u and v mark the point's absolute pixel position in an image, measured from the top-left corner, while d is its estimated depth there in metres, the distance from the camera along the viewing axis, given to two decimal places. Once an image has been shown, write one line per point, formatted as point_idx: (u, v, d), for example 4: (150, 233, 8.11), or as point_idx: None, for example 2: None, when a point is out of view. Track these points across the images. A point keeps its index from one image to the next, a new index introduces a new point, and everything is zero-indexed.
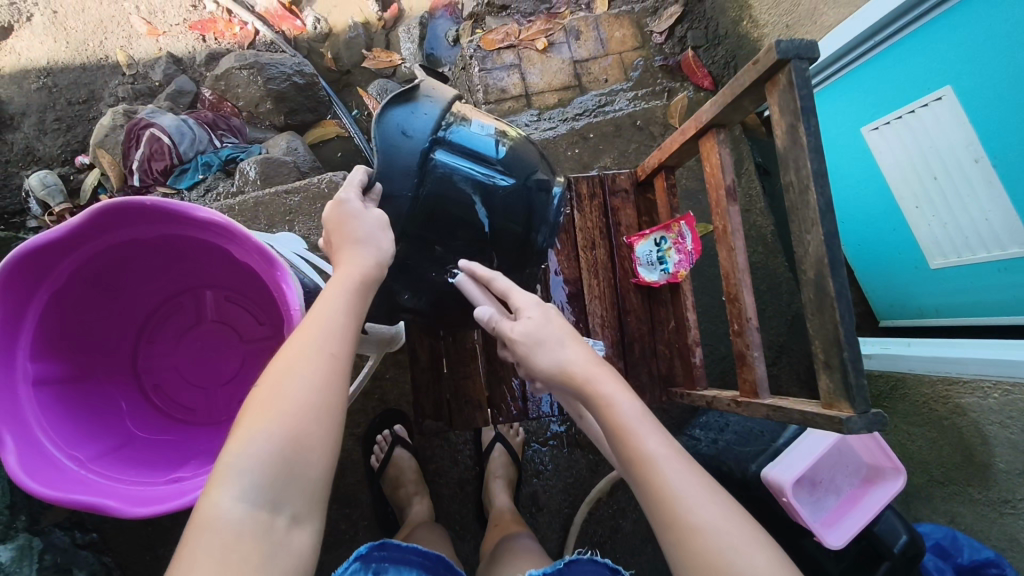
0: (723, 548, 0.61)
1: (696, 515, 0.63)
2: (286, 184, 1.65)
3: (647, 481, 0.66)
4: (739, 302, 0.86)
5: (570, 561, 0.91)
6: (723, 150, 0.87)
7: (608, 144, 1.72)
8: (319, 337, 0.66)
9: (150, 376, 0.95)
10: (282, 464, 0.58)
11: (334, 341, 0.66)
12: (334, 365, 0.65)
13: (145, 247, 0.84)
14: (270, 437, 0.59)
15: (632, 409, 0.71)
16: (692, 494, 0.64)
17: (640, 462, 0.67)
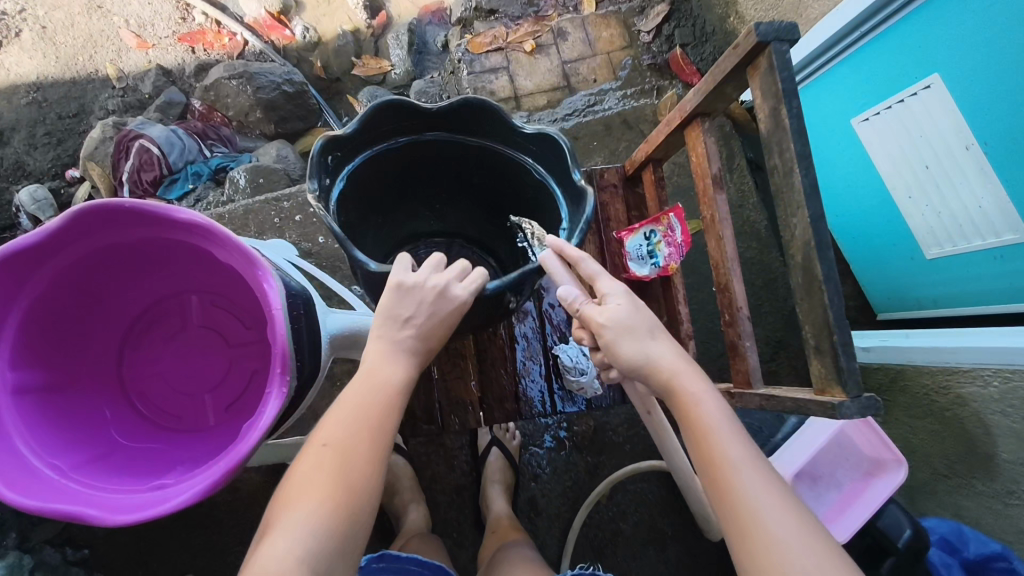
0: (805, 567, 0.55)
1: (777, 529, 0.57)
2: (277, 191, 1.64)
3: (724, 487, 0.61)
4: (729, 292, 0.84)
5: None
6: (709, 139, 0.86)
7: (597, 143, 1.70)
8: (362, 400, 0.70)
9: (135, 383, 0.94)
10: (336, 531, 0.61)
11: (383, 405, 0.70)
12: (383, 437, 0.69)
13: (128, 251, 0.83)
14: (324, 509, 0.62)
15: (717, 416, 0.65)
16: (771, 508, 0.58)
17: (719, 468, 0.62)
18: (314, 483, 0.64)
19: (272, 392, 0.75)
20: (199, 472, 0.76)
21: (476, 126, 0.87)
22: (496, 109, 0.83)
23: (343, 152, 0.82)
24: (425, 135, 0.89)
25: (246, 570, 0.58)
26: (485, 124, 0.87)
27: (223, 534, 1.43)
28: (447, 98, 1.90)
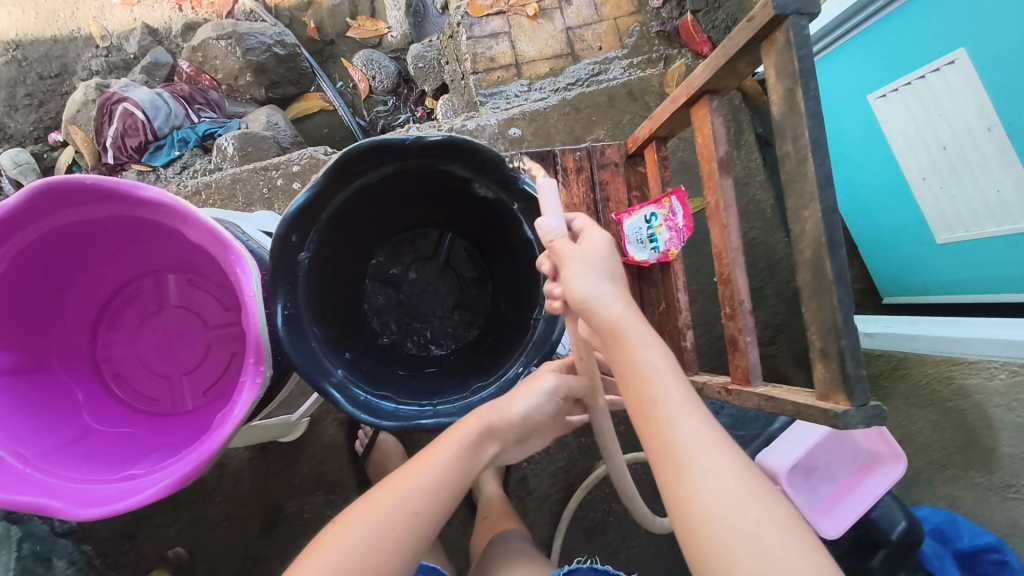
0: (726, 494, 0.58)
1: (706, 460, 0.60)
2: (266, 160, 1.58)
3: (659, 421, 0.64)
4: (731, 283, 0.79)
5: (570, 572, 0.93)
6: (717, 119, 0.80)
7: (600, 115, 1.63)
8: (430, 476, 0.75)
9: (109, 363, 0.90)
10: None
11: (428, 490, 0.75)
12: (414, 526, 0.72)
13: (95, 228, 0.78)
14: None
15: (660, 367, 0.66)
16: (703, 441, 0.61)
17: (655, 405, 0.64)
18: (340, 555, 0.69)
19: (245, 383, 0.71)
20: (171, 462, 0.73)
21: (469, 165, 0.81)
22: (486, 148, 0.78)
23: (299, 223, 0.78)
24: (395, 168, 0.82)
25: None
26: (481, 168, 0.81)
27: (212, 508, 1.43)
28: (445, 64, 1.82)
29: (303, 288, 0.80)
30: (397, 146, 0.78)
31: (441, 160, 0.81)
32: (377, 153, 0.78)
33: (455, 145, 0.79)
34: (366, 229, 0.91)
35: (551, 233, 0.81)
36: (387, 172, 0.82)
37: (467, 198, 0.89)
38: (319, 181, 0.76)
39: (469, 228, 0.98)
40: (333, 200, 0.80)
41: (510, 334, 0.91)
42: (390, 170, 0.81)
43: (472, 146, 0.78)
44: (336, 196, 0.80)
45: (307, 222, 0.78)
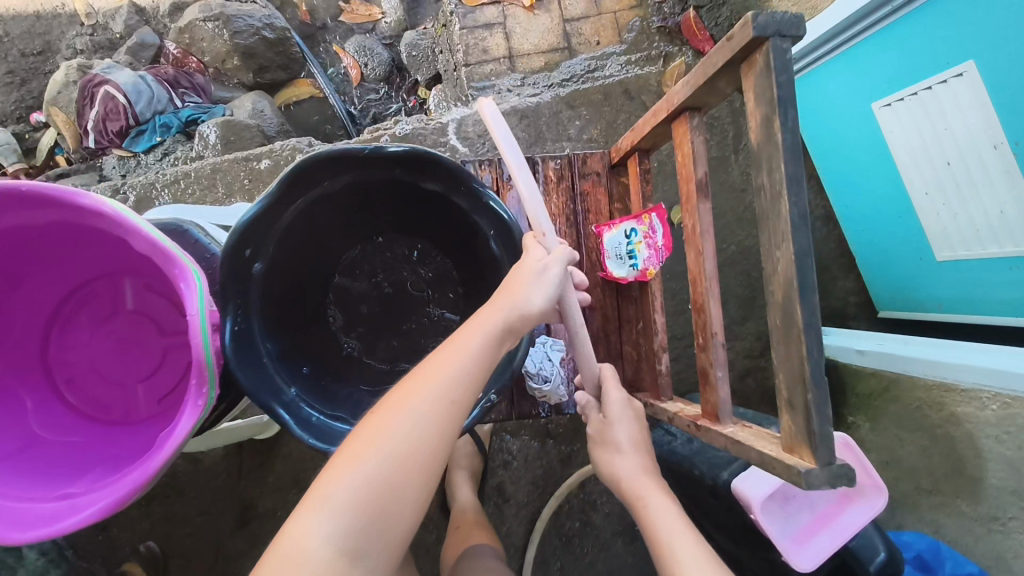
0: None
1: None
2: (249, 149, 1.54)
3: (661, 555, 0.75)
4: (705, 313, 0.75)
5: None
6: (697, 138, 0.75)
7: (594, 114, 1.57)
8: (447, 387, 0.65)
9: (61, 369, 0.87)
10: (376, 505, 0.59)
11: (464, 379, 0.66)
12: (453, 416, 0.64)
13: (40, 233, 0.75)
14: (370, 479, 0.60)
15: (665, 508, 0.80)
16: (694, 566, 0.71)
17: (659, 550, 0.76)
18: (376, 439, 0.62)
19: (187, 404, 0.69)
20: (112, 480, 0.71)
21: (432, 176, 0.80)
22: (448, 160, 0.77)
23: (255, 237, 0.75)
24: (353, 179, 0.80)
25: (284, 529, 0.59)
26: (444, 179, 0.80)
27: (183, 504, 1.41)
28: (439, 53, 1.76)
29: (255, 300, 0.78)
30: (357, 156, 0.76)
31: (403, 170, 0.79)
32: (337, 162, 0.76)
33: (418, 156, 0.77)
34: (326, 239, 0.89)
35: (515, 249, 0.79)
36: (348, 180, 0.79)
37: (433, 210, 0.87)
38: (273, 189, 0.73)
39: (438, 239, 0.95)
40: (290, 208, 0.77)
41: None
42: (351, 178, 0.79)
43: (434, 157, 0.77)
44: (293, 204, 0.77)
45: (261, 234, 0.76)
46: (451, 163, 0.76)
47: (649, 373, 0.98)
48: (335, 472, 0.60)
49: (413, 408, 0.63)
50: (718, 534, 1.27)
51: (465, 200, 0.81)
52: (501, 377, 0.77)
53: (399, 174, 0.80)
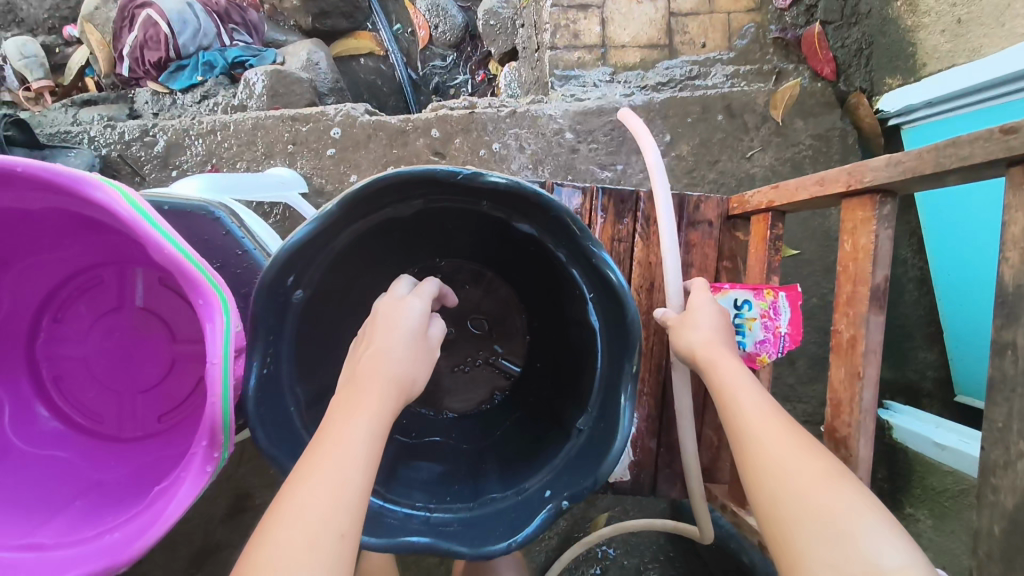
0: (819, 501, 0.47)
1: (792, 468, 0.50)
2: (297, 107, 1.37)
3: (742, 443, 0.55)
4: (848, 452, 0.60)
5: None
6: (884, 231, 0.57)
7: (688, 128, 1.38)
8: (338, 501, 0.46)
9: (50, 364, 0.74)
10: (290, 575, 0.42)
11: (371, 429, 0.50)
12: (363, 452, 0.49)
13: (37, 216, 0.60)
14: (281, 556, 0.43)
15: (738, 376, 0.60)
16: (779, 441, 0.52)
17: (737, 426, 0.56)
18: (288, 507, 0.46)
19: (192, 464, 0.55)
20: (90, 535, 0.58)
21: (530, 215, 0.62)
22: (556, 203, 0.58)
23: (301, 263, 0.60)
24: (434, 202, 0.63)
25: None
26: (545, 222, 0.62)
27: None
28: (520, 26, 1.56)
29: (289, 335, 0.62)
30: (443, 180, 0.59)
31: (495, 203, 0.62)
32: (416, 184, 0.59)
33: (520, 192, 0.58)
34: (385, 258, 0.73)
35: (621, 328, 0.60)
36: (425, 203, 0.63)
37: (521, 248, 0.70)
38: (329, 211, 0.57)
39: (516, 273, 0.79)
40: (347, 230, 0.62)
41: (542, 425, 0.73)
42: (427, 202, 0.62)
43: (541, 197, 0.58)
44: (353, 224, 0.62)
45: (309, 259, 0.60)
46: (560, 209, 0.58)
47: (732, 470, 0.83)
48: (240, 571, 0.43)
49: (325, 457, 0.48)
50: None
51: (567, 252, 0.63)
52: (580, 486, 0.61)
53: (486, 205, 0.63)
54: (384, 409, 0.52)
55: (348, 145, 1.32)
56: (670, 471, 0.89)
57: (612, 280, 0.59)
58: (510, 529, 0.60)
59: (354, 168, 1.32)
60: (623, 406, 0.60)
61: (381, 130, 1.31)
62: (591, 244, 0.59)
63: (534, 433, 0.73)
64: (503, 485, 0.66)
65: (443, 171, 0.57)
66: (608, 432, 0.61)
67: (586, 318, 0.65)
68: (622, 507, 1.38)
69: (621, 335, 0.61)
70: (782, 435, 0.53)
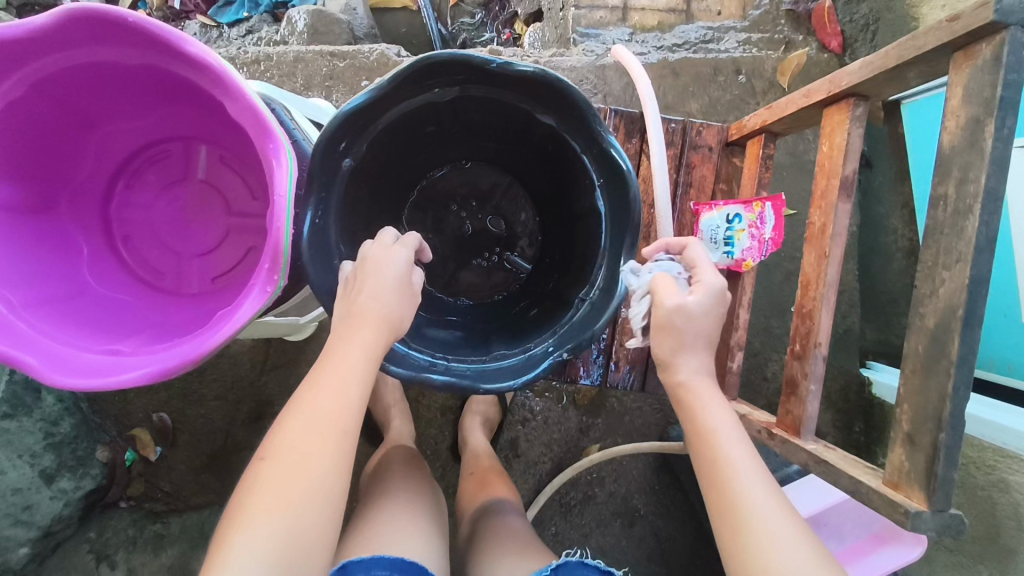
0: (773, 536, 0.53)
1: (763, 519, 0.54)
2: (334, 45, 1.46)
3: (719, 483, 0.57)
4: (812, 321, 0.69)
5: (559, 565, 0.79)
6: (855, 129, 0.67)
7: (699, 88, 1.45)
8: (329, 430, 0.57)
9: (120, 224, 0.84)
10: (291, 468, 0.55)
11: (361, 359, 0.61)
12: (353, 378, 0.60)
13: (128, 76, 0.69)
14: (288, 457, 0.55)
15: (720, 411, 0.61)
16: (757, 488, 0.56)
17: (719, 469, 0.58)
18: (296, 418, 0.58)
19: (253, 289, 0.64)
20: (162, 347, 0.68)
21: (551, 105, 0.71)
22: (579, 93, 0.67)
23: (352, 130, 0.69)
24: (469, 91, 0.72)
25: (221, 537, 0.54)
26: (565, 112, 0.71)
27: (203, 386, 1.40)
28: None
29: (337, 197, 0.72)
30: (479, 66, 0.67)
31: (519, 93, 0.71)
32: (455, 69, 0.68)
33: (545, 81, 0.68)
34: (420, 146, 0.82)
35: (624, 207, 0.69)
36: (459, 92, 0.72)
37: (540, 145, 0.79)
38: (384, 83, 0.66)
39: (531, 177, 0.89)
40: (392, 109, 0.71)
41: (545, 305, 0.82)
42: (461, 92, 0.71)
43: (565, 87, 0.67)
44: (398, 103, 0.70)
45: (359, 127, 0.69)
46: (579, 97, 0.67)
47: (715, 368, 0.93)
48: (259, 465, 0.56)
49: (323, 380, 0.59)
50: None
51: (582, 141, 0.72)
52: (577, 340, 0.71)
53: (512, 96, 0.72)
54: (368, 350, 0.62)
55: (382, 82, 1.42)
56: (660, 370, 1.01)
57: (619, 165, 0.70)
58: (516, 371, 0.71)
59: None
60: (623, 272, 0.71)
61: None
62: (603, 132, 0.69)
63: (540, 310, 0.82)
64: (510, 346, 0.76)
65: (480, 58, 0.66)
66: (608, 299, 0.72)
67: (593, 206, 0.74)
68: (614, 438, 1.47)
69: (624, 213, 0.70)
70: (762, 495, 0.55)
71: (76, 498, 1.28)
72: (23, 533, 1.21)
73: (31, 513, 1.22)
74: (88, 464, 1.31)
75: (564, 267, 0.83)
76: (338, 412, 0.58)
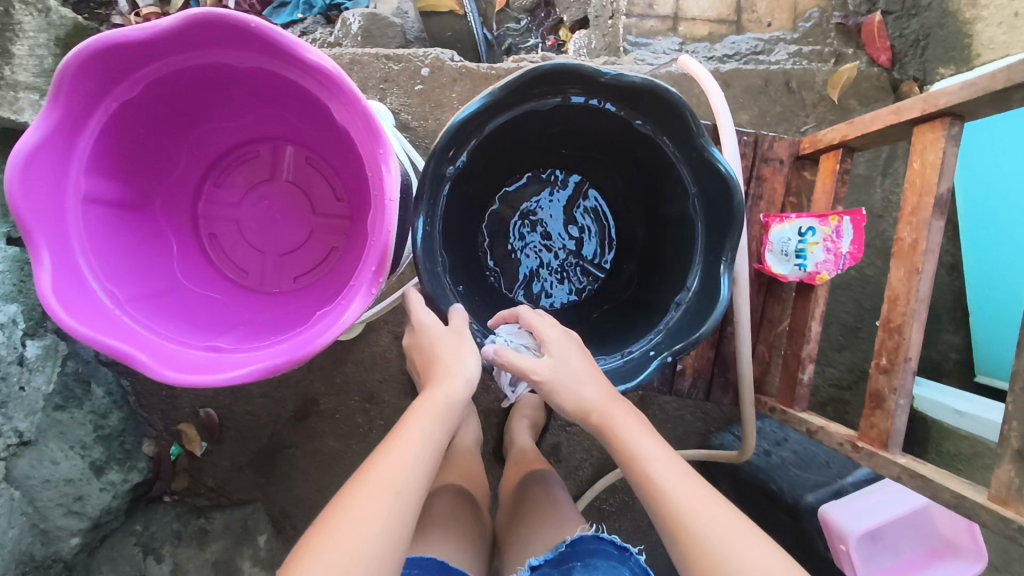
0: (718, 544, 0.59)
1: (700, 526, 0.60)
2: (388, 48, 1.48)
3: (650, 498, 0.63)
4: (901, 336, 0.70)
5: (570, 543, 0.79)
6: (950, 148, 0.69)
7: (750, 100, 1.46)
8: (413, 485, 0.62)
9: (207, 221, 0.86)
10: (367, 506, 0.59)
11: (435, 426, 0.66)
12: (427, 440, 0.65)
13: (234, 76, 0.71)
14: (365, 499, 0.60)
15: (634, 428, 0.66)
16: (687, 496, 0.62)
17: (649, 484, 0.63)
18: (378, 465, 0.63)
19: (358, 291, 0.65)
20: (260, 344, 0.69)
21: (650, 112, 0.73)
22: (686, 104, 0.69)
23: (460, 139, 0.70)
24: (570, 101, 0.73)
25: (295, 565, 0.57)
26: (664, 121, 0.72)
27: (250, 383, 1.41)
28: None
29: (440, 204, 0.73)
30: (588, 77, 0.69)
31: (618, 102, 0.73)
32: (565, 79, 0.69)
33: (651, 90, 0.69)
34: (508, 154, 0.84)
35: (725, 213, 0.72)
36: (562, 102, 0.73)
37: (630, 154, 0.82)
38: (495, 95, 0.68)
39: (610, 184, 0.92)
40: (495, 119, 0.72)
41: (634, 311, 0.86)
42: (564, 101, 0.73)
43: (670, 97, 0.69)
44: (504, 112, 0.72)
45: (467, 136, 0.71)
46: (684, 106, 0.69)
47: (783, 379, 0.94)
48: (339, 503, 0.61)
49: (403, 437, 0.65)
50: None
51: (680, 149, 0.74)
52: (682, 345, 0.73)
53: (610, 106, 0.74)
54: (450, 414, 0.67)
55: (435, 86, 1.43)
56: (724, 380, 1.02)
57: (722, 171, 0.71)
58: (621, 376, 0.73)
59: (440, 107, 1.43)
60: (722, 277, 0.73)
61: (467, 75, 1.42)
62: (703, 139, 0.71)
63: (629, 316, 0.84)
64: (608, 352, 0.78)
65: (592, 69, 0.68)
66: (708, 304, 0.74)
67: (687, 213, 0.77)
68: None
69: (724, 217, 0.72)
70: (698, 505, 0.61)
71: (124, 490, 1.29)
72: (74, 523, 1.22)
73: (82, 504, 1.22)
74: (136, 458, 1.34)
75: (650, 274, 0.85)
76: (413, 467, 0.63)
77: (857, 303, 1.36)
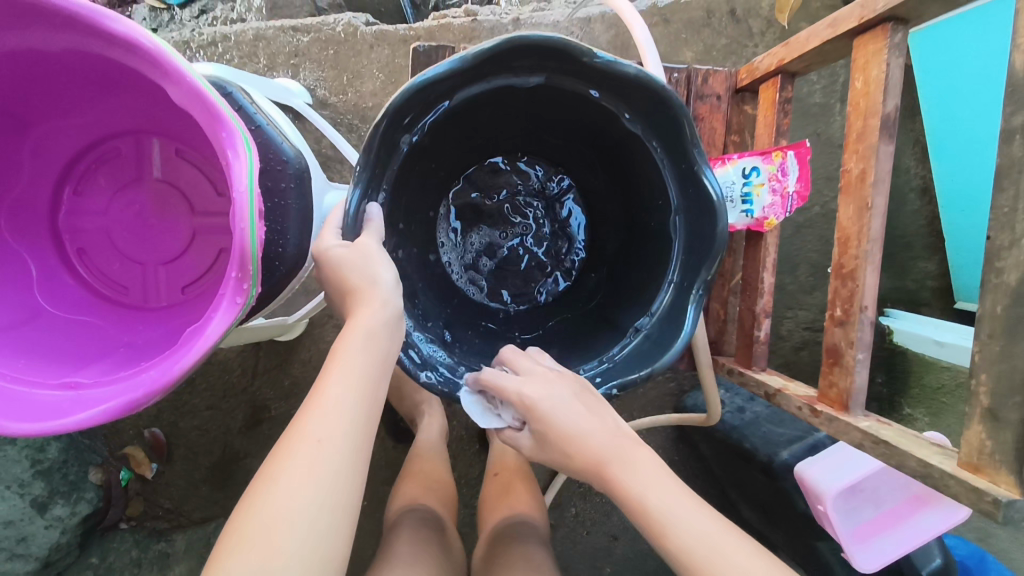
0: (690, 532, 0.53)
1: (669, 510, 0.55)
2: (295, 19, 1.34)
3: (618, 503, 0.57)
4: (855, 283, 0.66)
5: None
6: (894, 61, 0.61)
7: (692, 34, 1.33)
8: (347, 442, 0.50)
9: (72, 236, 0.75)
10: (311, 462, 0.48)
11: (376, 361, 0.55)
12: (372, 378, 0.54)
13: (59, 63, 0.60)
14: (310, 454, 0.49)
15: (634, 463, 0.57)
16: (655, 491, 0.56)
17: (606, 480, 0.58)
18: (321, 410, 0.51)
19: (222, 299, 0.56)
20: (126, 373, 0.60)
21: (636, 104, 0.63)
22: (680, 106, 0.59)
23: (417, 111, 0.61)
24: (537, 79, 0.63)
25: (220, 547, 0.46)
26: (653, 111, 0.62)
27: (193, 395, 1.24)
28: None
29: (390, 174, 0.64)
30: (579, 56, 0.58)
31: (607, 91, 0.63)
32: (551, 53, 0.59)
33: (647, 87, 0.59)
34: (467, 133, 0.74)
35: (705, 222, 0.63)
36: (547, 81, 0.63)
37: (554, 105, 0.70)
38: (469, 58, 0.57)
39: (561, 150, 0.81)
40: (469, 86, 0.62)
41: (588, 330, 0.77)
42: (550, 80, 0.63)
43: (663, 91, 0.59)
44: (479, 76, 0.61)
45: (429, 102, 0.61)
46: (675, 102, 0.58)
47: (742, 339, 0.86)
48: (274, 458, 0.49)
49: (347, 370, 0.53)
50: (749, 508, 1.17)
51: (662, 143, 0.64)
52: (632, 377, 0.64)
53: (594, 93, 0.64)
54: (381, 354, 0.56)
55: (350, 54, 1.30)
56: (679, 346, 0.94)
57: (707, 189, 0.62)
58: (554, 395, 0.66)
59: (358, 78, 1.30)
60: (689, 309, 0.64)
61: (383, 40, 1.30)
62: (696, 146, 0.61)
63: (585, 334, 0.76)
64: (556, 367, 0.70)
65: (586, 48, 0.57)
66: (672, 335, 0.65)
67: (665, 221, 0.68)
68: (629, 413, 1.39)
69: (702, 200, 0.63)
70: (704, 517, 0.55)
71: (73, 524, 1.13)
72: (20, 566, 1.08)
73: (26, 546, 1.08)
74: (82, 488, 1.16)
75: (614, 301, 0.77)
76: (357, 408, 0.52)
77: (824, 241, 1.27)
